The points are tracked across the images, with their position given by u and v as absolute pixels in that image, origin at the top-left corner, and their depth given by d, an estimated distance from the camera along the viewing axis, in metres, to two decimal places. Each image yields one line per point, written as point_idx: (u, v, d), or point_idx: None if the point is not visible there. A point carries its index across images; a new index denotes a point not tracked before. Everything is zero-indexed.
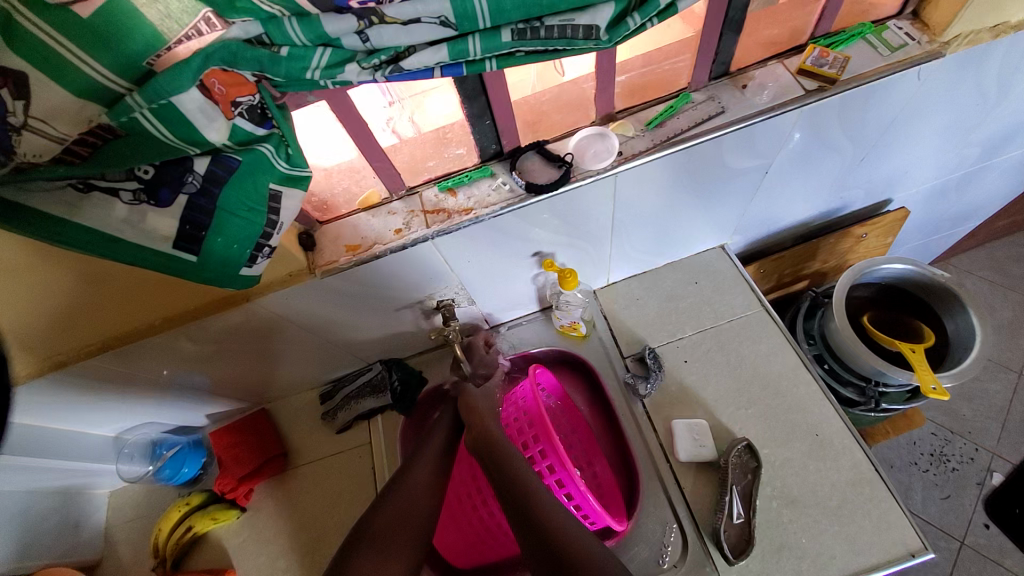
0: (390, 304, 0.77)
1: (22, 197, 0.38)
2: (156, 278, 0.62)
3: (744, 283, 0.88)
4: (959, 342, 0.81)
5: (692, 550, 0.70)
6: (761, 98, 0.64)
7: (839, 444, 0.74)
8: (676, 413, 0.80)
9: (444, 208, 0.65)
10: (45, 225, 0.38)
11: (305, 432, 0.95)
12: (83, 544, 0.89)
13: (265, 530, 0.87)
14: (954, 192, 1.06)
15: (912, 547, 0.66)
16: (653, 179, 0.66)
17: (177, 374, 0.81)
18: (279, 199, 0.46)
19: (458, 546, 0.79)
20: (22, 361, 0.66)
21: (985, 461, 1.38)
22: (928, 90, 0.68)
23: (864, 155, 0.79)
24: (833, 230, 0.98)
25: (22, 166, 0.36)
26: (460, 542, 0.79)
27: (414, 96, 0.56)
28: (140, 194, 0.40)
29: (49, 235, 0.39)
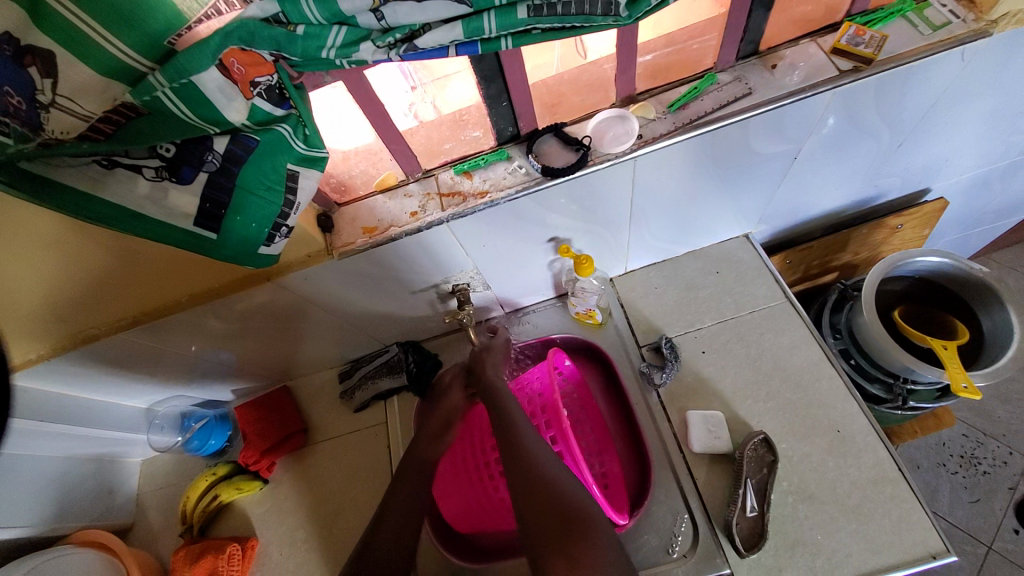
0: (406, 286, 0.78)
1: (49, 173, 0.38)
2: (180, 256, 0.64)
3: (768, 274, 0.85)
4: (996, 340, 0.77)
5: (703, 541, 0.69)
6: (791, 79, 0.61)
7: (861, 441, 0.71)
8: (691, 404, 0.79)
9: (460, 191, 0.65)
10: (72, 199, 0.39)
11: (324, 411, 0.98)
12: (117, 507, 0.95)
13: (285, 502, 0.90)
14: (1000, 182, 1.00)
15: (934, 549, 0.64)
16: (673, 163, 0.64)
17: (204, 351, 0.85)
18: (297, 179, 0.47)
19: (471, 516, 0.80)
20: (55, 333, 0.70)
21: (1019, 466, 1.32)
22: (975, 71, 0.63)
23: (902, 141, 0.74)
24: (866, 220, 0.94)
25: (51, 142, 0.37)
26: (473, 514, 0.80)
27: (436, 80, 0.55)
28: (162, 171, 0.41)
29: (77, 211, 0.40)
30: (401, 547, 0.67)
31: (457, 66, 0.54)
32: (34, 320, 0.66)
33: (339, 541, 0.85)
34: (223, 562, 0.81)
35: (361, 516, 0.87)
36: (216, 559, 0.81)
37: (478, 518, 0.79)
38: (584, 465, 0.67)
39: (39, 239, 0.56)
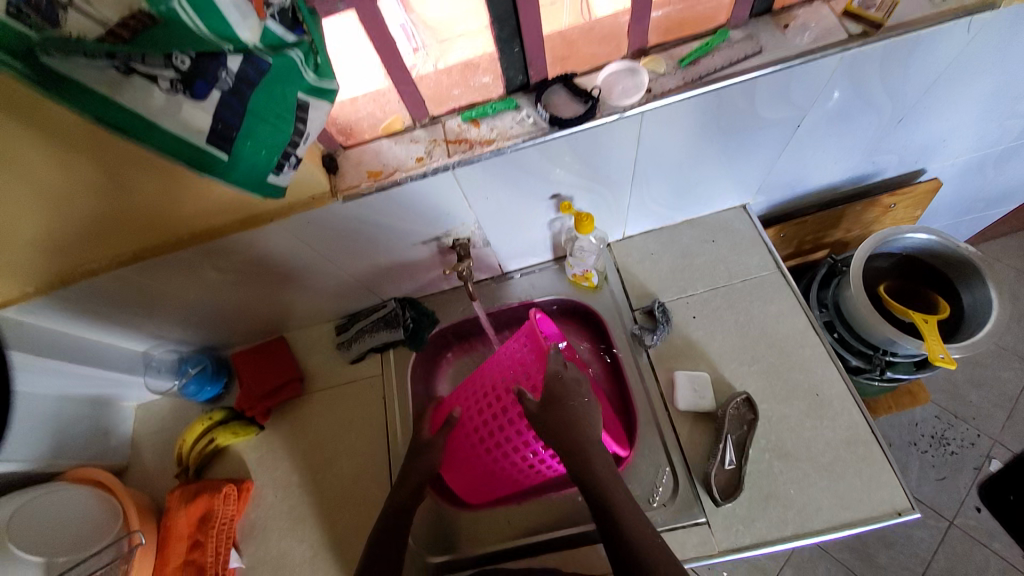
0: (407, 238, 0.79)
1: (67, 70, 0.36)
2: (181, 190, 0.64)
3: (762, 244, 0.87)
4: (975, 314, 0.80)
5: (682, 492, 0.72)
6: (801, 40, 0.61)
7: (838, 404, 0.74)
8: (680, 365, 0.81)
9: (466, 139, 0.65)
10: (90, 100, 0.38)
11: (319, 362, 0.99)
12: (111, 449, 0.96)
13: (279, 448, 0.92)
14: (993, 168, 1.02)
15: (900, 506, 0.67)
16: (680, 122, 0.65)
17: (202, 296, 0.85)
18: (306, 109, 0.46)
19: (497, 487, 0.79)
20: (54, 264, 0.69)
21: (985, 448, 1.38)
22: (981, 44, 0.64)
23: (903, 116, 0.75)
24: (861, 198, 0.96)
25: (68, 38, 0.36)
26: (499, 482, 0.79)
27: (438, 44, 0.59)
28: (177, 84, 0.38)
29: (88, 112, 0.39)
30: None
31: (460, 30, 0.58)
32: (34, 251, 0.66)
33: (332, 485, 0.88)
34: (220, 500, 0.83)
35: (354, 463, 0.89)
36: (212, 498, 0.83)
37: (497, 482, 0.79)
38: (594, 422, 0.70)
39: (46, 163, 0.55)
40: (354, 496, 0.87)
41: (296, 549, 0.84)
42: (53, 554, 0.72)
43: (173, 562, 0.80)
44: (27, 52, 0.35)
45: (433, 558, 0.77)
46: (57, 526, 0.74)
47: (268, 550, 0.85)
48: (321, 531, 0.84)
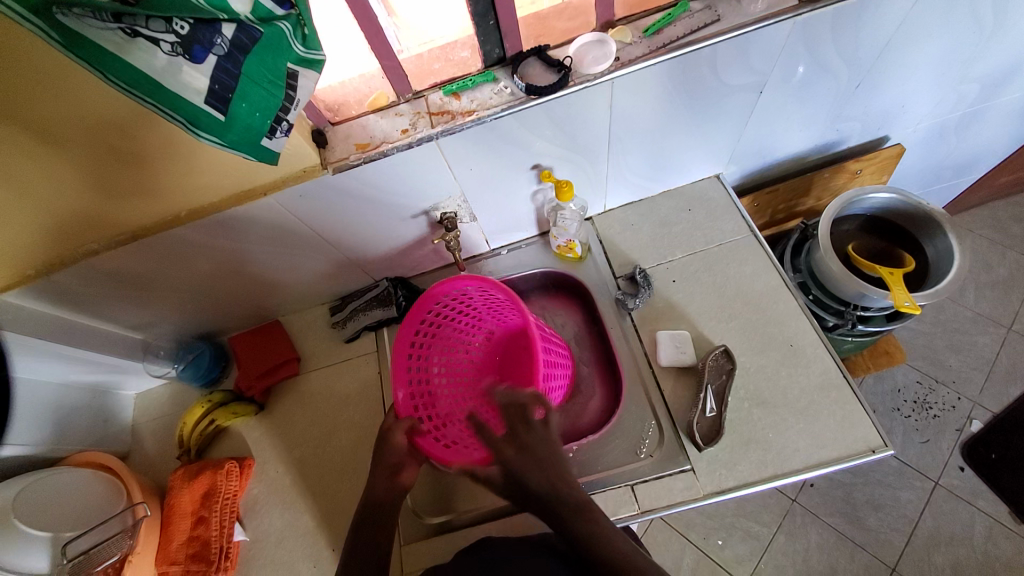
0: (397, 213, 0.82)
1: (82, 30, 0.40)
2: (176, 166, 0.67)
3: (735, 210, 0.92)
4: (939, 264, 0.86)
5: (667, 443, 0.76)
6: (755, 7, 0.66)
7: (811, 352, 0.79)
8: (662, 325, 0.85)
9: (449, 110, 0.69)
10: (99, 54, 0.41)
11: (315, 342, 1.02)
12: (112, 435, 0.98)
13: (279, 425, 0.95)
14: (955, 135, 1.07)
15: (873, 445, 0.71)
16: (648, 88, 0.69)
17: (197, 283, 0.89)
18: (297, 78, 0.50)
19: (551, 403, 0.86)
20: (54, 245, 0.72)
21: (965, 410, 1.43)
22: (924, 7, 0.69)
23: (860, 81, 0.80)
24: (828, 165, 1.01)
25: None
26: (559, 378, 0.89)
27: (420, 43, 0.66)
28: (177, 48, 0.42)
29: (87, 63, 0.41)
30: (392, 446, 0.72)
31: (440, 32, 0.65)
32: (35, 231, 0.69)
33: (332, 458, 0.91)
34: (222, 477, 0.85)
35: (352, 436, 0.92)
36: (215, 474, 0.85)
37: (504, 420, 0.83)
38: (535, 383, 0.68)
39: (43, 142, 0.58)
40: (355, 467, 0.89)
41: (300, 520, 0.86)
42: (59, 530, 0.74)
43: (177, 538, 0.82)
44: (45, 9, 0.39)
45: (432, 519, 0.80)
46: (63, 504, 0.76)
47: (273, 523, 0.87)
48: (324, 502, 0.87)
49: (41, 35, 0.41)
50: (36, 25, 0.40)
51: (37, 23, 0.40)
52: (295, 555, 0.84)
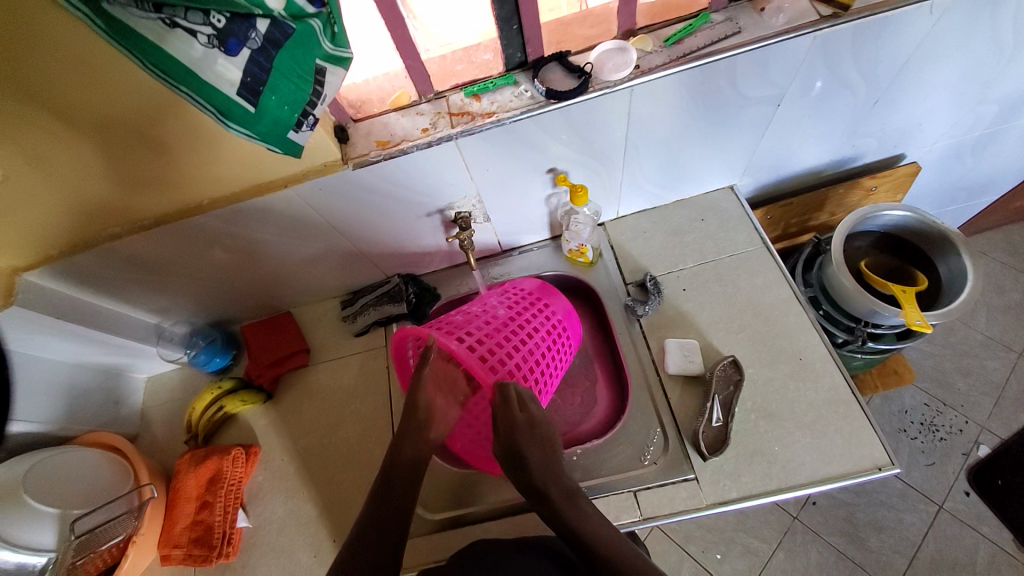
0: (412, 210, 0.83)
1: (125, 18, 0.42)
2: (200, 154, 0.68)
3: (748, 222, 0.92)
4: (952, 285, 0.85)
5: (672, 451, 0.76)
6: (776, 21, 0.66)
7: (819, 367, 0.79)
8: (670, 333, 0.85)
9: (469, 112, 0.70)
10: (139, 43, 0.43)
11: (325, 335, 1.03)
12: (121, 418, 0.99)
13: (284, 415, 0.96)
14: (972, 156, 1.07)
15: (880, 462, 0.71)
16: (667, 97, 0.70)
17: (213, 271, 0.90)
18: (324, 75, 0.51)
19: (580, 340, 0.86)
20: (80, 228, 0.74)
21: (974, 434, 1.41)
22: (946, 27, 0.69)
23: (879, 98, 0.80)
24: (843, 181, 1.01)
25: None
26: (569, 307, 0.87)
27: (442, 46, 0.68)
28: (213, 40, 0.43)
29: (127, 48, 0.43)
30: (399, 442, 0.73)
31: (460, 36, 0.67)
32: (62, 213, 0.71)
33: (337, 451, 0.92)
34: (228, 463, 0.86)
35: (357, 428, 0.93)
36: (221, 460, 0.87)
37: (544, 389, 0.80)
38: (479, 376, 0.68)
39: (71, 127, 0.60)
40: (357, 459, 0.90)
41: (303, 509, 0.87)
42: (66, 506, 0.75)
43: (180, 523, 0.84)
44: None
45: (433, 515, 0.81)
46: (73, 482, 0.78)
47: (275, 511, 0.88)
48: (326, 494, 0.88)
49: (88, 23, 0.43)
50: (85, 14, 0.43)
51: (86, 10, 0.42)
52: (295, 546, 0.84)
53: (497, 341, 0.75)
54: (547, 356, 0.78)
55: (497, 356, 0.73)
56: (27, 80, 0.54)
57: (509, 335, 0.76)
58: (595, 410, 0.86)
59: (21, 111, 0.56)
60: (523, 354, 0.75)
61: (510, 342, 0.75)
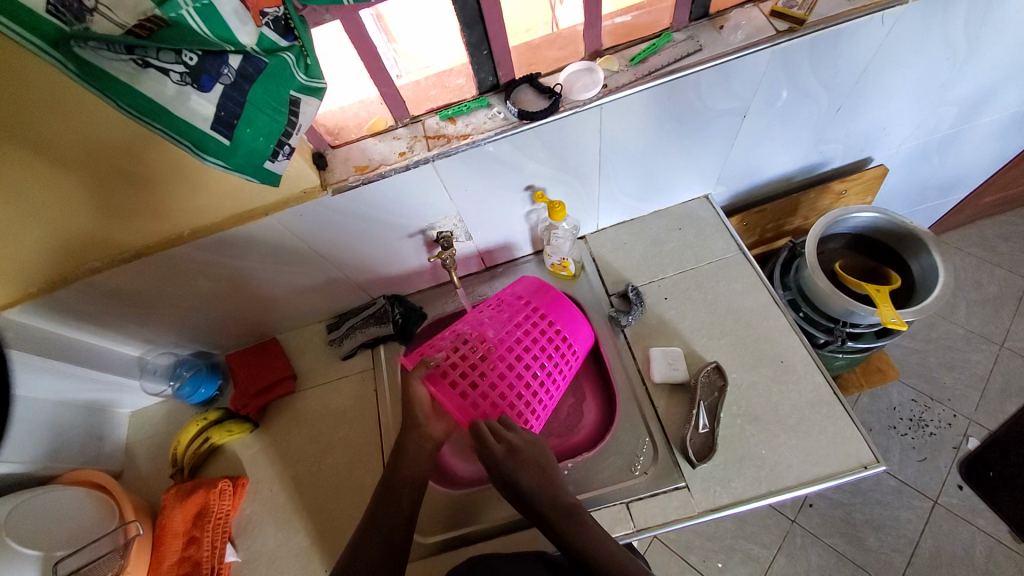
0: (393, 232, 0.84)
1: (94, 61, 0.41)
2: (179, 185, 0.69)
3: (725, 230, 0.94)
4: (925, 281, 0.88)
5: (662, 459, 0.76)
6: (735, 37, 0.69)
7: (802, 369, 0.80)
8: (654, 342, 0.86)
9: (445, 134, 0.71)
10: (114, 85, 0.43)
11: (312, 360, 1.03)
12: (105, 455, 0.98)
13: (273, 443, 0.95)
14: (936, 156, 1.11)
15: (865, 460, 0.72)
16: (636, 113, 0.72)
17: (196, 301, 0.90)
18: (299, 105, 0.53)
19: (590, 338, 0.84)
20: (59, 264, 0.74)
21: (962, 427, 1.43)
22: (895, 38, 0.73)
23: (840, 105, 0.84)
24: (814, 186, 1.04)
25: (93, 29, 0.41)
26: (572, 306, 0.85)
27: (419, 69, 0.68)
28: (186, 77, 0.44)
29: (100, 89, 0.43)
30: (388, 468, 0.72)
31: (435, 59, 0.67)
32: (40, 250, 0.71)
33: (327, 477, 0.90)
34: (215, 496, 0.85)
35: (347, 453, 0.92)
36: (208, 493, 0.85)
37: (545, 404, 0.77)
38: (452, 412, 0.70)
39: (52, 162, 0.60)
40: (347, 485, 0.89)
41: (294, 539, 0.86)
42: (46, 548, 0.73)
43: (168, 559, 0.81)
44: (60, 40, 0.41)
45: (426, 538, 0.80)
46: (56, 523, 0.76)
47: (265, 543, 0.86)
48: (317, 522, 0.86)
49: (57, 67, 0.42)
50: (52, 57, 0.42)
51: (55, 56, 0.41)
52: None
53: (483, 370, 0.74)
54: (544, 369, 0.76)
55: (484, 387, 0.73)
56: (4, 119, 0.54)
57: (494, 357, 0.74)
58: (585, 423, 0.86)
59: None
60: (508, 374, 0.74)
61: (497, 367, 0.74)
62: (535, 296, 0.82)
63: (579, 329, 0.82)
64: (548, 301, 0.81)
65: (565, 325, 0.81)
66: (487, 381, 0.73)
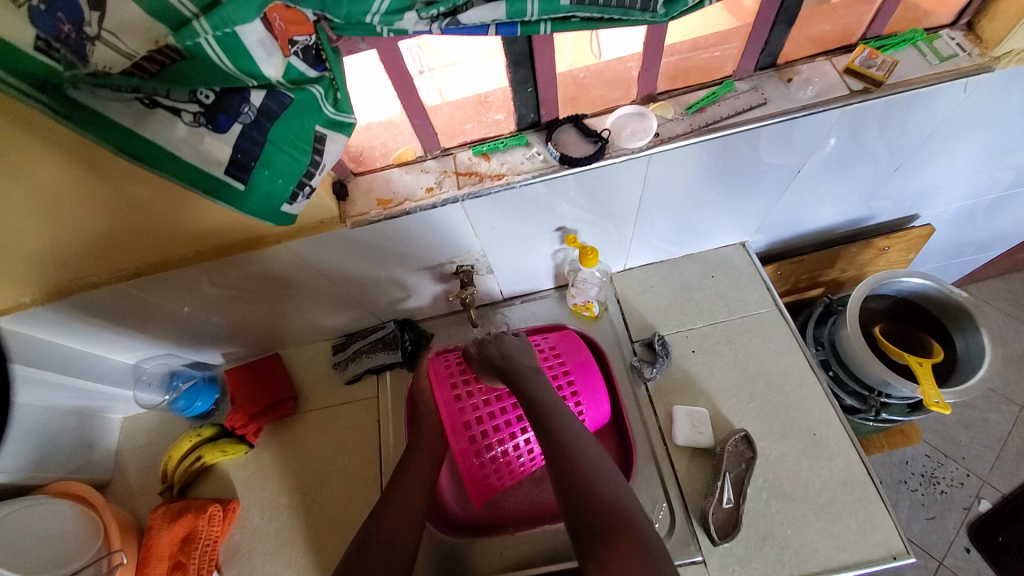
0: (410, 263, 0.80)
1: (94, 103, 0.39)
2: (187, 207, 0.64)
3: (761, 282, 0.89)
4: (968, 360, 0.83)
5: (679, 528, 0.72)
6: (804, 93, 0.64)
7: (834, 445, 0.75)
8: (677, 399, 0.82)
9: (477, 172, 0.67)
10: (117, 133, 0.40)
11: (314, 380, 0.98)
12: (96, 463, 0.93)
13: (268, 467, 0.91)
14: (984, 216, 1.05)
15: (895, 550, 0.68)
16: (685, 165, 0.67)
17: (198, 314, 0.85)
18: (324, 142, 0.48)
19: (604, 416, 0.80)
20: (56, 276, 0.69)
21: (975, 488, 1.39)
22: (975, 104, 0.67)
23: (899, 165, 0.78)
24: (854, 240, 0.98)
25: (99, 75, 0.37)
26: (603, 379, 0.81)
27: (443, 67, 0.57)
28: (200, 117, 0.41)
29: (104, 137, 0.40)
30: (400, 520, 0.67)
31: (468, 55, 0.57)
32: (33, 263, 0.65)
33: (321, 511, 0.86)
34: (204, 521, 0.81)
35: (345, 486, 0.88)
36: (197, 517, 0.81)
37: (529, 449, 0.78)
38: (448, 415, 0.76)
39: (63, 167, 0.54)
40: (339, 519, 0.85)
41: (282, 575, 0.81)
42: (26, 571, 0.70)
43: None
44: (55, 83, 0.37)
45: None
46: (40, 542, 0.73)
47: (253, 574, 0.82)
48: (309, 557, 0.82)
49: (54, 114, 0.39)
50: (45, 103, 0.38)
51: (48, 104, 0.38)
52: None
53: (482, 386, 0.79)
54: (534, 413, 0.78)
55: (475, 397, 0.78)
56: (13, 114, 0.48)
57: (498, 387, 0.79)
58: None
59: (10, 144, 0.50)
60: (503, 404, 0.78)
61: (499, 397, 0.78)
62: (564, 351, 0.81)
63: (597, 402, 0.79)
64: (574, 360, 0.80)
65: (582, 386, 0.78)
66: (483, 399, 0.78)
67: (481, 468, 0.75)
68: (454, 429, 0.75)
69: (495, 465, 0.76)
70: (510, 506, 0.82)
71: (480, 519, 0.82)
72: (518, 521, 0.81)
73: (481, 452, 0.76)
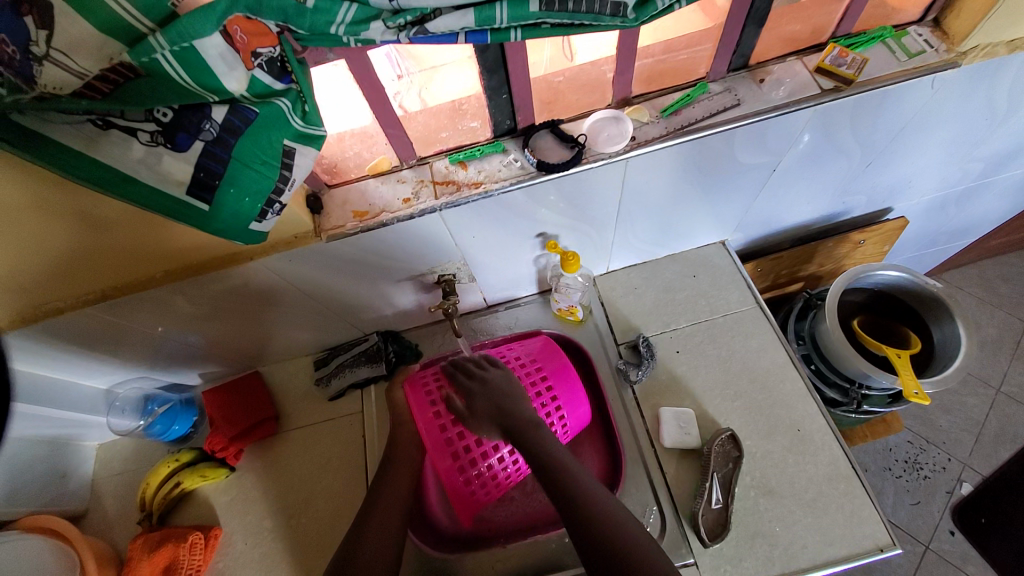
0: (390, 275, 0.78)
1: (43, 127, 0.38)
2: (155, 226, 0.61)
3: (741, 280, 0.89)
4: (945, 350, 0.84)
5: (670, 531, 0.72)
6: (776, 94, 0.64)
7: (819, 439, 0.76)
8: (664, 401, 0.81)
9: (454, 180, 0.66)
10: (64, 156, 0.39)
11: (297, 397, 0.96)
12: (71, 492, 0.90)
13: (250, 490, 0.88)
14: (954, 207, 1.08)
15: (882, 543, 0.68)
16: (663, 167, 0.67)
17: (172, 334, 0.82)
18: (293, 156, 0.46)
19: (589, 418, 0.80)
20: (17, 304, 0.66)
21: (956, 472, 1.42)
22: (943, 99, 0.68)
23: (871, 161, 0.80)
24: (830, 235, 1.00)
25: (49, 99, 0.35)
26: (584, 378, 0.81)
27: (423, 72, 0.56)
28: (157, 136, 0.40)
29: (65, 167, 0.39)
30: (388, 537, 0.65)
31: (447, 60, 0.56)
32: None
33: (306, 532, 0.84)
34: (185, 550, 0.79)
35: (331, 505, 0.85)
36: (177, 546, 0.79)
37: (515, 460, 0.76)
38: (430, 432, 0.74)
39: (18, 194, 0.51)
40: (325, 539, 0.83)
41: None
42: None
43: None
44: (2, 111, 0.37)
45: None
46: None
47: None
48: None
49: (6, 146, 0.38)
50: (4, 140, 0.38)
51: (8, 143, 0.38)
52: None
53: None
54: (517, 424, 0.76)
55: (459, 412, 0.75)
56: None
57: None
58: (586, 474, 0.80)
59: None
60: None
61: None
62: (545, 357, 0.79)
63: (584, 406, 0.78)
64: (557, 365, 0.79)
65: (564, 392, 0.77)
66: None
67: (467, 485, 0.73)
68: (437, 446, 0.73)
69: (480, 480, 0.74)
70: (501, 518, 0.81)
71: (470, 532, 0.80)
72: (508, 533, 0.79)
73: (467, 467, 0.74)
